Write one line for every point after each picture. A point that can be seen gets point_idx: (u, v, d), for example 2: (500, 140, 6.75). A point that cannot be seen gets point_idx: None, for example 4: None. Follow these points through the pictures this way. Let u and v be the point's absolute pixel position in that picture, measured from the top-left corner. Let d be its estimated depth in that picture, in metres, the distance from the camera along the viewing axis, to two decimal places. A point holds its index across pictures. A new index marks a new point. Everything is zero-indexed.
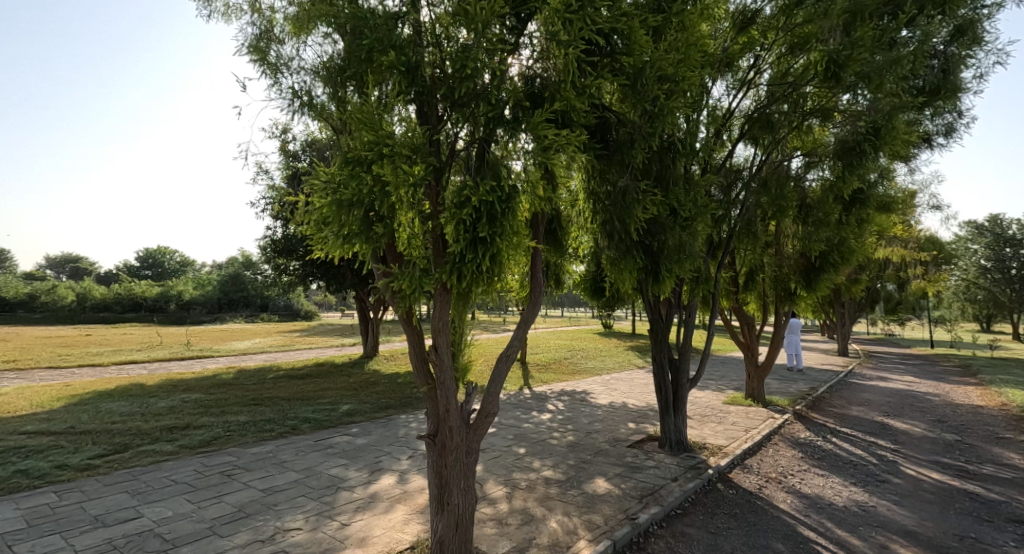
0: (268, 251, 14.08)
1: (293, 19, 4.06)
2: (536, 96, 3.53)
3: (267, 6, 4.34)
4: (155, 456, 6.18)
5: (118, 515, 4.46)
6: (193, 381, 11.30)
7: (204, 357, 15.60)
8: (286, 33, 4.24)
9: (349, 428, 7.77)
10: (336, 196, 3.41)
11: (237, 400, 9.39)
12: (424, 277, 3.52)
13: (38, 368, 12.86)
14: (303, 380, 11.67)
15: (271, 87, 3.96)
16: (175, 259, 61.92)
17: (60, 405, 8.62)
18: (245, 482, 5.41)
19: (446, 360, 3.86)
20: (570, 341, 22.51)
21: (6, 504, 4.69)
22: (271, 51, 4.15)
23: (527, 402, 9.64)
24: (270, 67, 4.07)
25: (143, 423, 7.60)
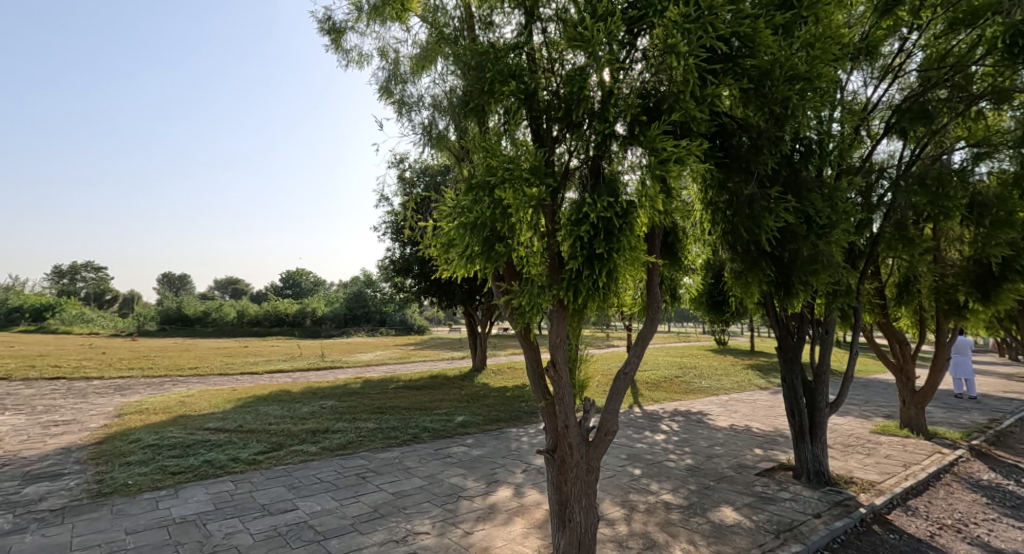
0: (388, 270, 15.34)
1: (418, 62, 4.48)
2: (652, 109, 3.42)
3: (394, 50, 4.86)
4: (303, 455, 7.01)
5: (279, 506, 5.13)
6: (329, 389, 12.65)
7: (336, 368, 17.40)
8: (412, 74, 4.68)
9: (464, 439, 8.12)
10: (466, 218, 3.69)
11: (366, 408, 10.32)
12: (542, 293, 3.62)
13: (212, 374, 15.35)
14: (421, 391, 12.47)
15: (402, 125, 4.43)
16: (310, 280, 70.19)
17: (230, 407, 10.18)
18: (378, 485, 5.90)
19: (564, 377, 3.89)
20: (681, 358, 21.32)
21: (199, 488, 5.64)
22: (402, 94, 4.62)
23: (638, 421, 9.30)
24: (401, 109, 4.54)
25: (292, 426, 8.66)
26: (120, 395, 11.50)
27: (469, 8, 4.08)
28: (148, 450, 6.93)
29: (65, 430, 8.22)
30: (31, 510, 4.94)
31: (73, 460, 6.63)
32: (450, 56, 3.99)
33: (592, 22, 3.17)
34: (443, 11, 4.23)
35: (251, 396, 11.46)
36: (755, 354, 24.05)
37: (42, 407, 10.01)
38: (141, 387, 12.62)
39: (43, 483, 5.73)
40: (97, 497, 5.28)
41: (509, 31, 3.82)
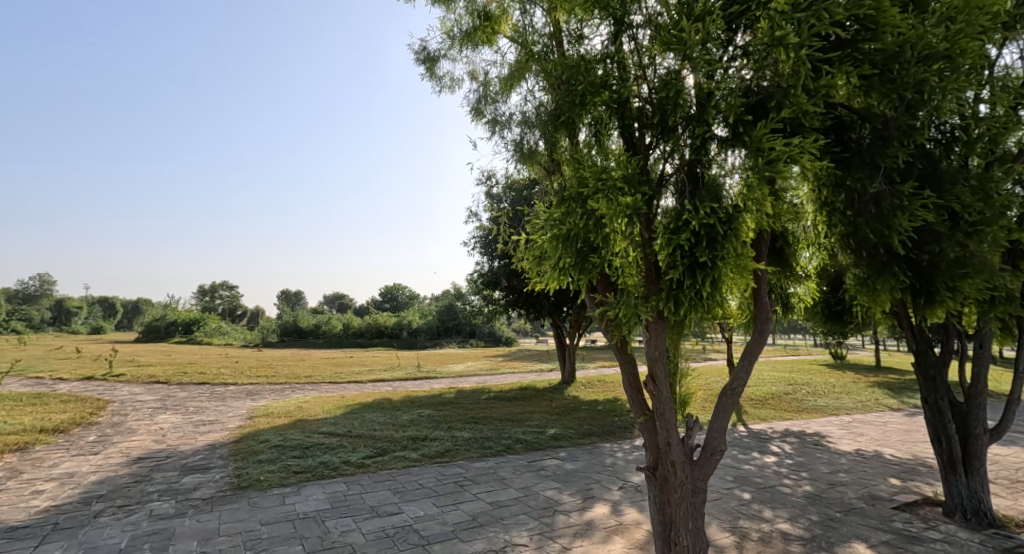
0: (478, 283, 15.82)
1: (508, 82, 4.63)
2: (756, 108, 3.23)
3: (484, 73, 5.07)
4: (406, 461, 7.40)
5: (387, 508, 5.45)
6: (426, 398, 13.26)
7: (431, 378, 18.23)
8: (501, 96, 4.85)
9: (557, 452, 8.06)
10: (558, 231, 3.71)
11: (460, 417, 10.66)
12: (640, 304, 3.50)
13: (324, 382, 16.83)
14: (512, 403, 12.63)
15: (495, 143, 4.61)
16: (406, 294, 74.52)
17: (339, 413, 11.06)
18: (475, 494, 6.04)
19: (664, 392, 3.72)
20: (789, 373, 19.47)
21: (317, 487, 6.17)
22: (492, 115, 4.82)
23: (744, 441, 8.62)
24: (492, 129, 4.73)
25: (395, 432, 9.18)
26: (251, 399, 13.01)
27: (556, 24, 4.16)
28: (275, 450, 7.74)
29: (210, 428, 9.46)
30: (188, 497, 5.73)
31: (218, 455, 7.60)
32: (540, 73, 4.07)
33: (688, 25, 3.07)
34: (532, 30, 4.37)
35: (358, 403, 12.36)
36: (881, 369, 21.24)
37: (192, 408, 11.63)
38: (267, 393, 14.19)
39: (196, 474, 6.63)
40: (237, 490, 5.99)
41: (599, 42, 3.80)
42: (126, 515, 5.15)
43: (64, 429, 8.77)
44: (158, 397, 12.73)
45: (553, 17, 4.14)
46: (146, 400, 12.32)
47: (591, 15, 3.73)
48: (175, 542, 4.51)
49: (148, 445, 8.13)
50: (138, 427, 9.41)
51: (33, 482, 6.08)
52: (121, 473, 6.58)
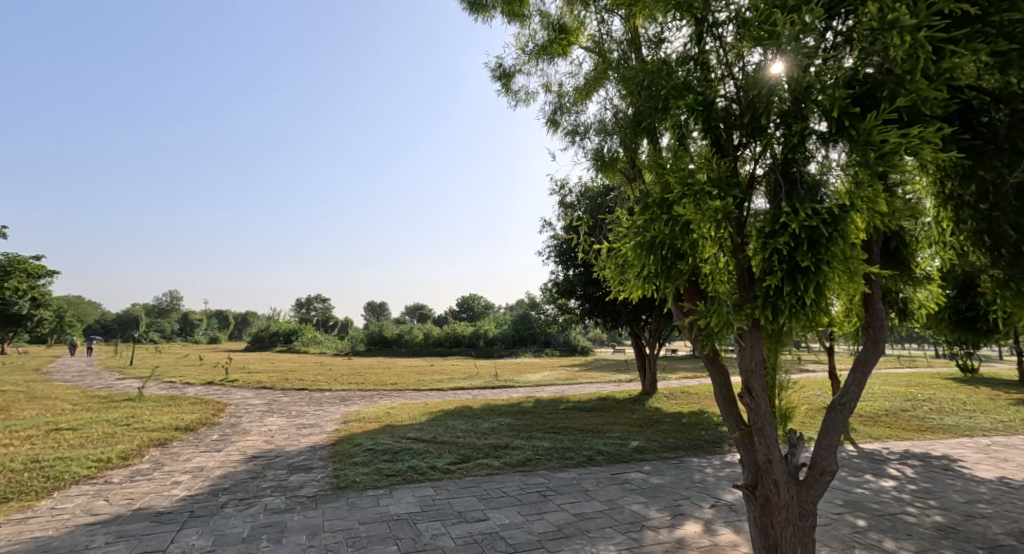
0: (553, 293, 15.78)
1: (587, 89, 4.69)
2: (863, 98, 2.98)
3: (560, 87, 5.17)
4: (489, 469, 7.53)
5: (474, 515, 5.59)
6: (505, 406, 13.42)
7: (509, 386, 18.45)
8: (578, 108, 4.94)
9: (642, 466, 7.79)
10: (642, 239, 3.64)
11: (540, 427, 10.67)
12: (733, 313, 3.33)
13: (409, 389, 17.67)
14: (591, 413, 12.43)
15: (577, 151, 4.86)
16: (482, 303, 76.38)
17: (424, 419, 11.53)
18: (559, 504, 6.00)
19: (762, 405, 3.49)
20: (905, 387, 17.35)
21: (408, 490, 6.46)
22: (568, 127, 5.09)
23: (855, 462, 7.79)
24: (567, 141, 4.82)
25: (477, 440, 9.39)
26: (345, 405, 13.96)
27: (635, 31, 4.13)
28: (368, 453, 8.23)
29: (311, 431, 10.29)
30: (295, 494, 6.26)
31: (318, 457, 8.23)
32: (618, 81, 4.08)
33: (783, 17, 2.91)
34: (609, 39, 4.40)
35: (441, 410, 12.81)
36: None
37: (295, 411, 12.71)
38: (359, 399, 15.15)
39: (301, 473, 7.23)
40: (337, 490, 6.45)
41: (680, 44, 3.70)
42: (246, 507, 5.73)
43: (194, 428, 9.95)
44: (266, 401, 14.07)
45: (630, 25, 4.12)
46: (257, 403, 13.68)
47: (671, 17, 3.64)
48: (287, 535, 4.95)
49: (260, 445, 9.00)
50: (252, 428, 10.45)
51: (172, 474, 6.97)
52: (240, 469, 7.34)
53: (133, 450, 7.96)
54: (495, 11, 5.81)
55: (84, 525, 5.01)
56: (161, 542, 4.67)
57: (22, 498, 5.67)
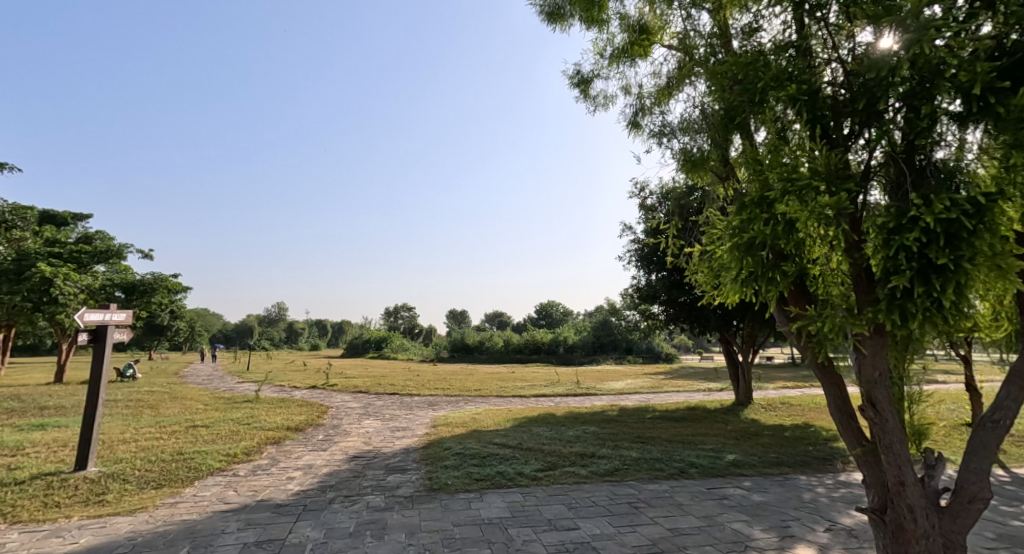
0: (634, 298, 15.31)
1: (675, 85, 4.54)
2: (1010, 71, 2.62)
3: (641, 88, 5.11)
4: (576, 477, 7.45)
5: (564, 523, 5.55)
6: (589, 414, 13.23)
7: (592, 394, 18.17)
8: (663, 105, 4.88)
9: (741, 481, 7.29)
10: (739, 240, 3.42)
11: (627, 436, 10.38)
12: (850, 318, 3.02)
13: (492, 395, 18.03)
14: (681, 423, 11.88)
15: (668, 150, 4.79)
16: (560, 310, 76.19)
17: (509, 425, 11.68)
18: (652, 517, 5.79)
19: (891, 420, 3.13)
20: None
21: (498, 495, 6.58)
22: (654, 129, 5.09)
23: (1008, 489, 6.69)
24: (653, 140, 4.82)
25: (562, 447, 9.34)
26: (433, 409, 14.57)
27: (724, 23, 3.98)
28: (457, 457, 8.51)
29: (404, 434, 10.85)
30: (394, 494, 6.62)
31: (412, 459, 8.65)
32: (707, 78, 3.93)
33: None
34: (695, 34, 4.25)
35: (525, 417, 12.90)
36: None
37: (388, 415, 13.47)
38: (446, 404, 15.73)
39: (397, 474, 7.63)
40: (431, 491, 6.72)
41: (778, 32, 3.50)
42: (351, 504, 6.16)
43: (302, 428, 10.90)
44: (362, 405, 15.06)
45: (718, 18, 3.97)
46: (355, 406, 14.67)
47: (766, 4, 3.44)
48: (388, 532, 5.24)
49: (359, 446, 9.64)
50: (351, 429, 11.23)
51: (287, 470, 7.68)
52: (343, 468, 7.91)
53: (254, 446, 8.89)
54: (572, 18, 5.83)
55: (219, 512, 5.66)
56: (282, 532, 5.14)
57: (171, 485, 6.54)
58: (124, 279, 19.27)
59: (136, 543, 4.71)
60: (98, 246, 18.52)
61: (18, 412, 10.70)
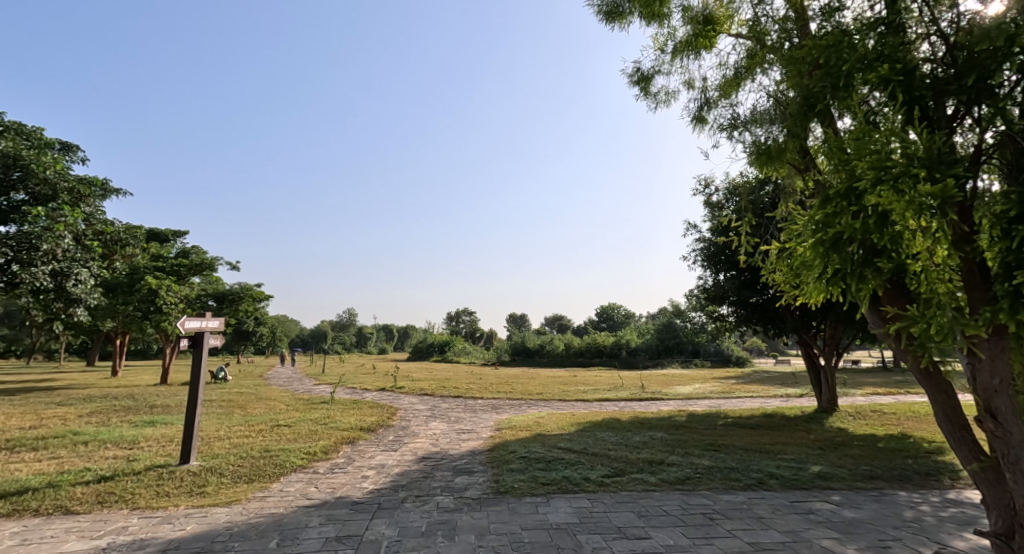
0: (700, 299, 14.62)
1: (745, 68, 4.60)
2: None
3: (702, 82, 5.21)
4: (645, 485, 7.23)
5: (634, 531, 5.40)
6: (655, 420, 12.83)
7: (658, 399, 17.60)
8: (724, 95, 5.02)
9: (829, 495, 6.76)
10: (824, 235, 3.19)
11: (697, 443, 9.96)
12: (960, 317, 2.70)
13: (555, 399, 17.96)
14: (756, 431, 11.22)
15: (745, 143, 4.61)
16: (622, 312, 74.55)
17: (573, 430, 11.58)
18: (730, 530, 5.49)
19: (1014, 435, 2.79)
20: None
21: (564, 500, 6.53)
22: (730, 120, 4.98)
23: None
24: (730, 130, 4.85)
25: (629, 453, 9.10)
26: (496, 412, 14.75)
27: (800, 5, 3.80)
28: (523, 461, 8.53)
29: (470, 436, 11.05)
30: (462, 495, 6.75)
31: (478, 461, 8.77)
32: (782, 64, 3.76)
33: None
34: (767, 20, 4.09)
35: (589, 421, 12.73)
36: None
37: (454, 417, 13.77)
38: (509, 407, 15.85)
39: (464, 476, 7.78)
40: (498, 494, 6.80)
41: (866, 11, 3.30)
42: (422, 504, 6.35)
43: (374, 429, 11.39)
44: (429, 407, 15.50)
45: (793, 1, 3.79)
46: (422, 409, 15.14)
47: None
48: (459, 533, 5.35)
49: (428, 447, 9.94)
50: (419, 431, 11.60)
51: (362, 468, 8.07)
52: (414, 469, 8.18)
53: (331, 446, 9.40)
54: (633, 14, 5.72)
55: (304, 507, 6.03)
56: (359, 528, 5.40)
57: (261, 480, 7.07)
58: (216, 289, 21.17)
59: (232, 533, 5.13)
60: (194, 260, 20.40)
61: (132, 410, 12.01)
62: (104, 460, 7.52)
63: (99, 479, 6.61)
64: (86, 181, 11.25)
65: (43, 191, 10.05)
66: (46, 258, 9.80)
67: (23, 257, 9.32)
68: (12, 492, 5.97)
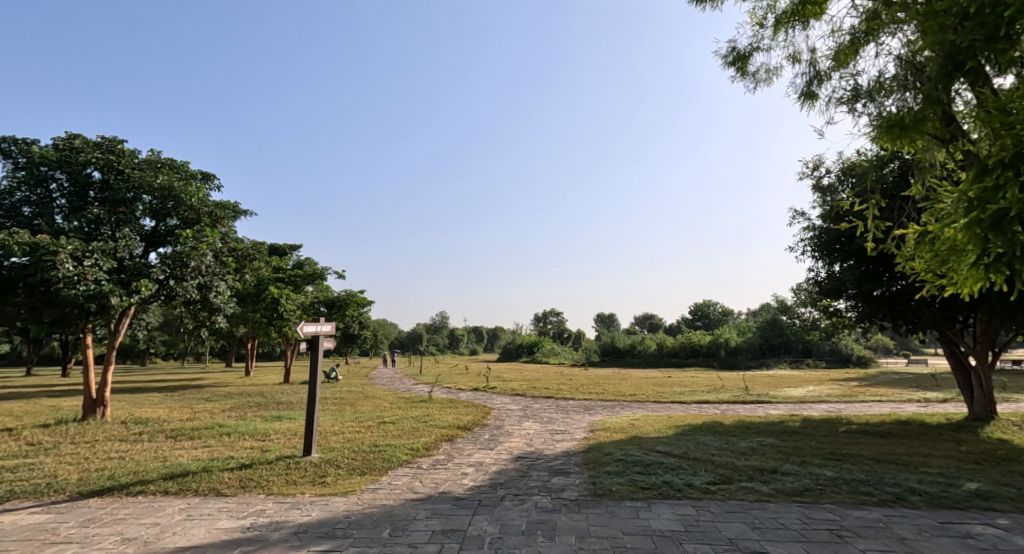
0: (813, 293, 13.23)
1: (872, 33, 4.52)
2: None
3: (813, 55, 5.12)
4: (757, 494, 6.69)
5: (748, 544, 5.02)
6: (764, 425, 11.86)
7: (765, 402, 16.26)
8: (838, 69, 4.88)
9: (990, 517, 5.77)
10: (982, 215, 3.24)
11: (816, 451, 9.03)
12: None
13: (649, 400, 17.31)
14: (888, 439, 9.93)
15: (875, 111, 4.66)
16: (718, 310, 69.84)
17: (671, 433, 11.06)
18: (864, 550, 4.91)
19: None
20: None
21: (667, 506, 6.25)
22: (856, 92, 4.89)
23: None
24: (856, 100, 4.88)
25: (736, 460, 8.49)
26: (589, 414, 14.54)
27: None
28: (620, 463, 8.31)
29: (563, 437, 11.01)
30: (560, 496, 6.73)
31: (573, 462, 8.70)
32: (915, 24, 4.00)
33: None
34: None
35: (688, 424, 12.09)
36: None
37: (546, 418, 13.80)
38: (601, 409, 15.55)
39: (560, 477, 7.75)
40: (596, 497, 6.68)
41: None
42: (520, 503, 6.42)
43: (470, 428, 11.76)
44: (521, 407, 15.68)
45: None
46: (514, 409, 15.36)
47: None
48: (559, 534, 5.33)
49: (523, 447, 10.05)
50: (513, 431, 11.77)
51: (461, 466, 8.37)
52: (510, 468, 8.31)
53: (432, 443, 9.86)
54: None
55: (410, 500, 6.37)
56: (462, 524, 5.58)
57: (372, 473, 7.60)
58: (326, 296, 23.24)
59: (350, 521, 5.56)
60: (307, 270, 22.57)
61: (262, 406, 13.55)
62: (244, 449, 8.56)
63: (241, 466, 7.53)
64: (223, 205, 12.48)
65: (190, 216, 11.58)
66: (195, 273, 11.52)
67: (177, 273, 11.09)
68: (176, 475, 7.00)
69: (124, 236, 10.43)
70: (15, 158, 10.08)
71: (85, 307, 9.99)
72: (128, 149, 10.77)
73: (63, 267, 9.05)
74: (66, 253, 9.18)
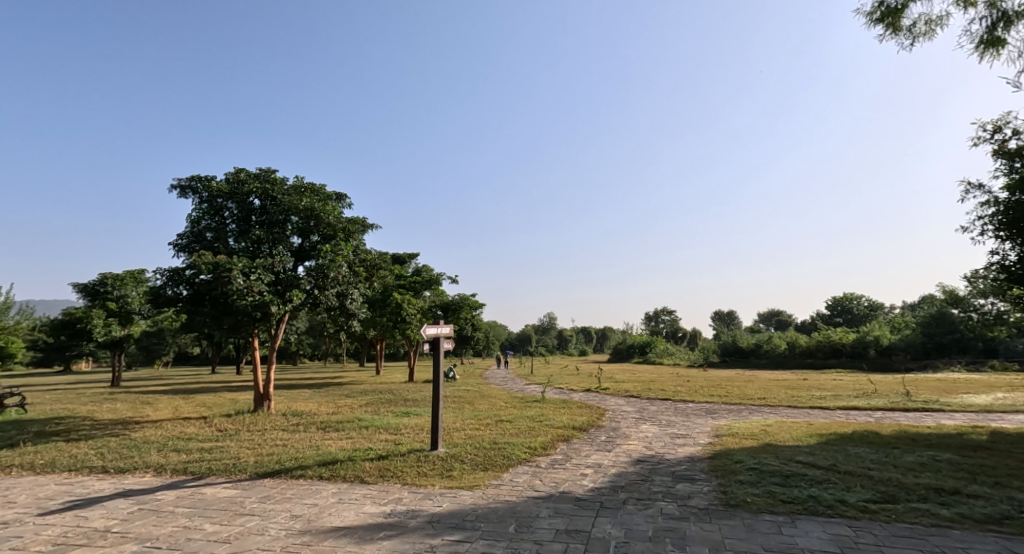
0: (998, 280, 10.89)
1: None
2: None
3: None
4: (934, 518, 5.66)
5: None
6: (935, 437, 10.06)
7: (933, 409, 13.82)
8: None
9: None
10: None
11: (1013, 471, 7.42)
12: None
13: (783, 405, 15.68)
14: None
15: None
16: (863, 304, 61.14)
17: (814, 442, 9.86)
18: None
19: None
20: None
21: (816, 524, 5.56)
22: None
23: None
24: None
25: (902, 476, 7.30)
26: (713, 417, 13.58)
27: None
28: (753, 473, 7.61)
29: (686, 442, 10.39)
30: (687, 504, 6.34)
31: (699, 469, 8.16)
32: None
33: None
34: None
35: (834, 433, 10.68)
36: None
37: (666, 421, 13.17)
38: (727, 412, 14.42)
39: (686, 483, 7.31)
40: (729, 507, 6.18)
41: None
42: (644, 507, 6.18)
43: (586, 429, 11.66)
44: (637, 409, 15.16)
45: None
46: (630, 411, 14.89)
47: None
48: (690, 544, 5.02)
49: (642, 449, 9.69)
50: (631, 433, 11.40)
51: (580, 466, 8.30)
52: (631, 471, 8.03)
53: (549, 442, 9.95)
54: None
55: (532, 499, 6.45)
56: (585, 525, 5.51)
57: (494, 470, 7.85)
58: (442, 300, 24.67)
59: (477, 514, 5.78)
60: (425, 276, 24.16)
61: (392, 402, 14.79)
62: (380, 442, 9.38)
63: (379, 457, 8.27)
64: (354, 221, 13.82)
65: (329, 232, 12.99)
66: (334, 283, 12.91)
67: (320, 283, 12.51)
68: (327, 462, 7.90)
69: (279, 253, 12.05)
70: (200, 194, 12.23)
71: (253, 315, 11.74)
72: (279, 178, 12.44)
73: (236, 282, 10.70)
74: (238, 270, 10.88)
